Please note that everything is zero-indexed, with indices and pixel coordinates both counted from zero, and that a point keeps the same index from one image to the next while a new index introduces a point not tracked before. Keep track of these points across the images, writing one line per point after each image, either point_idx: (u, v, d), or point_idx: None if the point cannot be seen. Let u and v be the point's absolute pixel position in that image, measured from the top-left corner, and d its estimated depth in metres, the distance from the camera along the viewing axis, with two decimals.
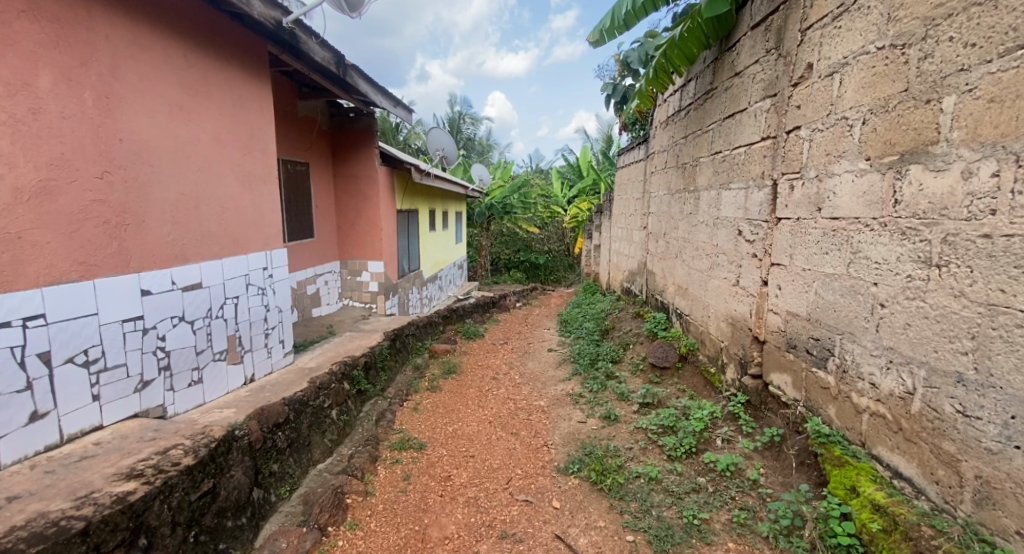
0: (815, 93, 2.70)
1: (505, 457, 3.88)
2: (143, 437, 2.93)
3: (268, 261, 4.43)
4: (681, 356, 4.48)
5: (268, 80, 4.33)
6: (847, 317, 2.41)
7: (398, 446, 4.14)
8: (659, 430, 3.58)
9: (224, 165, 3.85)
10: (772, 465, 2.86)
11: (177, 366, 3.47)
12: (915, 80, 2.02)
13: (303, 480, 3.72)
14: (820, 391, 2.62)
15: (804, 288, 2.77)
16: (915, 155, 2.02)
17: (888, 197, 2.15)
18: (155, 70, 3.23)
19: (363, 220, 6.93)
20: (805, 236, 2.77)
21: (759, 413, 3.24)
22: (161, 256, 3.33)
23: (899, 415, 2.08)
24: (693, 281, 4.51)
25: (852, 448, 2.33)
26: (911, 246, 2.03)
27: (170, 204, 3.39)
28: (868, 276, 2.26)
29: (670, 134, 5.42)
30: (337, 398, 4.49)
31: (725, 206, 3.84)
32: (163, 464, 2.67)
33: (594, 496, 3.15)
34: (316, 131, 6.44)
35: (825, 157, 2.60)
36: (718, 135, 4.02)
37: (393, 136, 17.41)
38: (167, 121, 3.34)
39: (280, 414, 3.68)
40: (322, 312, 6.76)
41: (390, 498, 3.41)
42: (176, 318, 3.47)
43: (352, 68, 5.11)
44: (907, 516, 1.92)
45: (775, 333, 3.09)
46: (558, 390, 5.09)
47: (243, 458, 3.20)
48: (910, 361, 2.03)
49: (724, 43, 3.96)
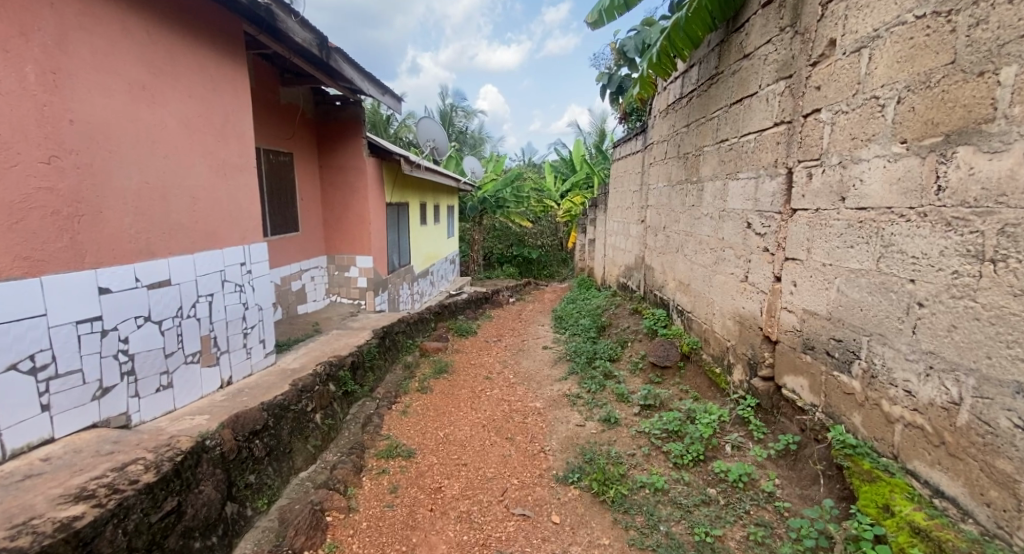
0: (839, 71, 2.46)
1: (500, 465, 3.64)
2: (99, 451, 2.67)
3: (246, 256, 4.14)
4: (683, 355, 4.28)
5: (244, 61, 4.01)
6: (876, 317, 2.20)
7: (385, 454, 3.88)
8: (663, 436, 3.37)
9: (195, 152, 3.55)
10: (788, 475, 2.65)
11: (142, 370, 3.18)
12: (963, 50, 1.79)
13: (284, 491, 3.47)
14: (842, 397, 2.41)
15: (823, 285, 2.55)
16: (965, 135, 1.80)
17: (929, 184, 1.93)
18: (114, 44, 2.94)
19: (352, 215, 6.63)
20: (825, 228, 2.54)
21: (771, 417, 3.04)
22: (122, 250, 3.03)
23: (941, 427, 1.87)
24: (696, 276, 4.28)
25: (883, 461, 2.12)
26: (957, 238, 1.81)
27: (133, 194, 3.09)
28: (903, 272, 2.04)
29: (671, 124, 5.18)
30: (321, 401, 4.23)
31: (731, 197, 3.62)
32: (119, 483, 2.41)
33: (596, 509, 2.93)
34: (299, 119, 6.11)
35: (850, 141, 2.37)
36: (724, 122, 3.79)
37: (384, 130, 17.07)
38: (128, 101, 3.05)
39: (257, 420, 3.41)
40: (307, 309, 6.47)
41: (375, 514, 3.15)
42: (141, 318, 3.18)
43: (335, 51, 4.77)
44: (956, 544, 1.70)
45: (789, 333, 2.87)
46: (554, 391, 4.85)
47: (214, 471, 2.94)
48: (956, 368, 1.82)
49: (731, 23, 3.72)
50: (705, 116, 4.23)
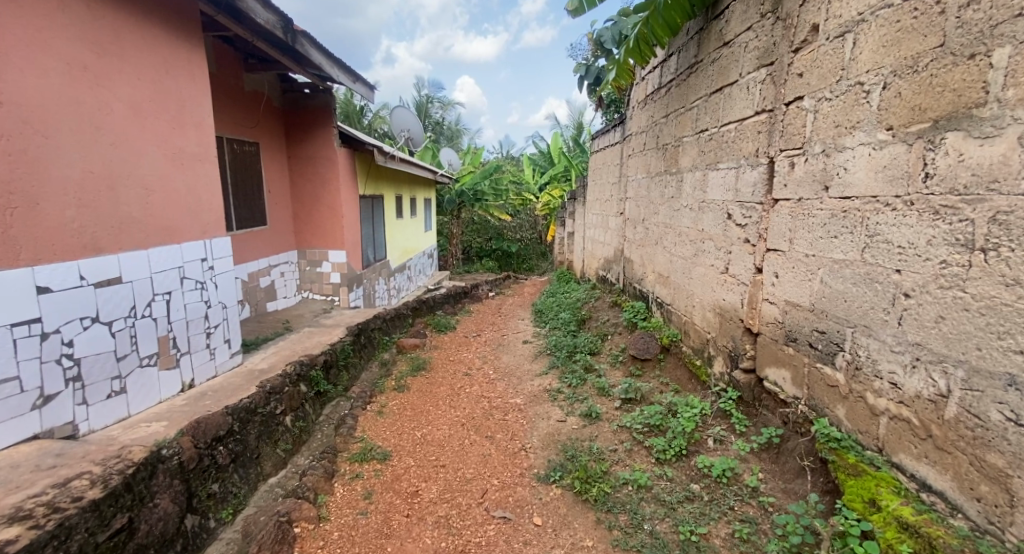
0: (822, 57, 2.40)
1: (479, 466, 3.53)
2: (39, 466, 2.44)
3: (207, 251, 3.89)
4: (663, 348, 4.24)
5: (200, 42, 3.74)
6: (860, 309, 2.16)
7: (358, 458, 3.72)
8: (645, 430, 3.31)
9: (147, 139, 3.29)
10: (771, 469, 2.62)
11: (91, 375, 2.95)
12: (953, 32, 1.74)
13: (251, 499, 3.28)
14: (826, 389, 2.38)
15: (806, 276, 2.51)
16: (955, 120, 1.75)
17: (916, 171, 1.89)
18: (49, 20, 2.68)
19: (323, 209, 6.39)
20: (808, 218, 2.49)
21: (752, 410, 3.00)
22: (64, 245, 2.78)
23: (928, 420, 1.85)
24: (676, 268, 4.24)
25: (869, 454, 2.10)
26: (945, 227, 1.77)
27: (76, 185, 2.84)
28: (889, 262, 2.00)
29: (649, 114, 5.11)
30: (291, 403, 4.03)
31: (711, 188, 3.56)
32: (59, 501, 2.22)
33: (579, 508, 2.84)
34: (265, 107, 5.82)
35: (834, 129, 2.31)
36: (704, 112, 3.72)
37: (358, 120, 16.69)
38: (68, 83, 2.79)
39: (220, 425, 3.21)
40: (277, 306, 6.20)
41: (347, 523, 3.00)
42: (88, 319, 2.93)
43: (301, 34, 4.50)
44: (947, 540, 1.67)
45: (771, 325, 2.83)
46: (535, 386, 4.76)
47: (172, 482, 2.75)
48: (944, 360, 1.79)
49: (710, 11, 3.64)
50: (684, 106, 4.15)
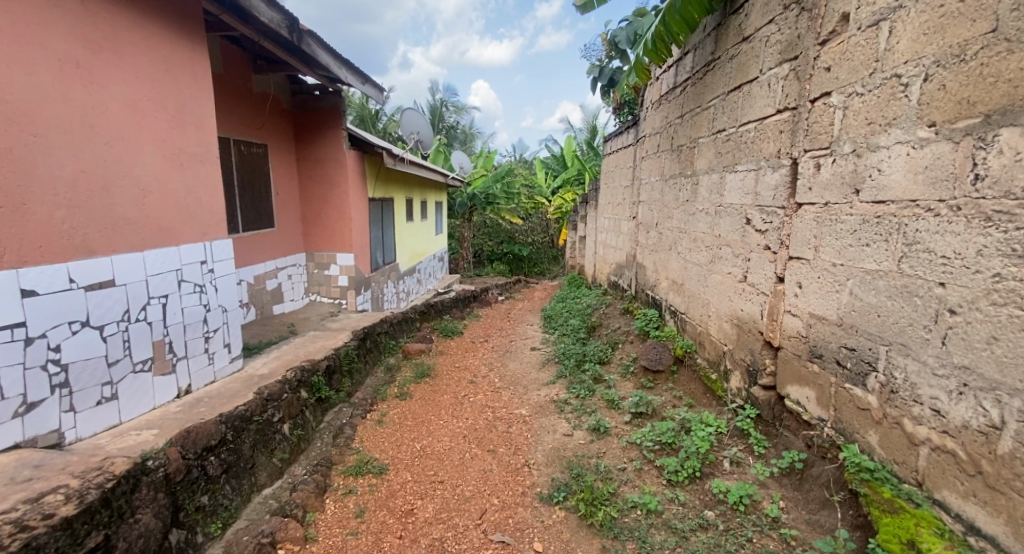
0: (853, 49, 2.19)
1: (479, 483, 3.36)
2: (13, 479, 2.34)
3: (206, 254, 3.80)
4: (677, 358, 4.03)
5: (203, 40, 3.65)
6: (896, 324, 1.95)
7: (353, 471, 3.58)
8: (656, 448, 3.11)
9: (145, 139, 3.21)
10: (794, 497, 2.40)
11: (80, 381, 2.86)
12: (1008, 15, 1.55)
13: (243, 511, 3.16)
14: (855, 412, 2.16)
15: (832, 286, 2.29)
16: (1011, 115, 1.55)
17: (963, 172, 1.68)
18: (39, 15, 2.59)
19: (332, 210, 6.31)
20: (835, 223, 2.28)
21: (772, 430, 2.79)
22: (51, 246, 2.68)
23: (977, 455, 1.64)
24: (690, 275, 4.02)
25: (905, 489, 1.89)
26: (999, 235, 1.57)
27: (66, 185, 2.75)
28: (931, 273, 1.79)
29: (664, 115, 4.90)
30: (289, 411, 3.90)
31: (728, 191, 3.36)
32: (28, 518, 2.10)
33: (583, 534, 2.65)
34: (274, 109, 5.76)
35: (865, 127, 2.11)
36: (722, 111, 3.51)
37: (374, 124, 16.76)
38: (59, 79, 2.70)
39: (212, 435, 3.09)
40: (283, 309, 6.11)
41: (336, 543, 2.86)
42: (77, 324, 2.84)
43: (308, 34, 4.38)
44: None
45: (793, 338, 2.61)
46: (541, 395, 4.57)
47: (156, 496, 2.63)
48: (997, 387, 1.59)
49: (729, 5, 3.44)
50: (700, 105, 3.93)
